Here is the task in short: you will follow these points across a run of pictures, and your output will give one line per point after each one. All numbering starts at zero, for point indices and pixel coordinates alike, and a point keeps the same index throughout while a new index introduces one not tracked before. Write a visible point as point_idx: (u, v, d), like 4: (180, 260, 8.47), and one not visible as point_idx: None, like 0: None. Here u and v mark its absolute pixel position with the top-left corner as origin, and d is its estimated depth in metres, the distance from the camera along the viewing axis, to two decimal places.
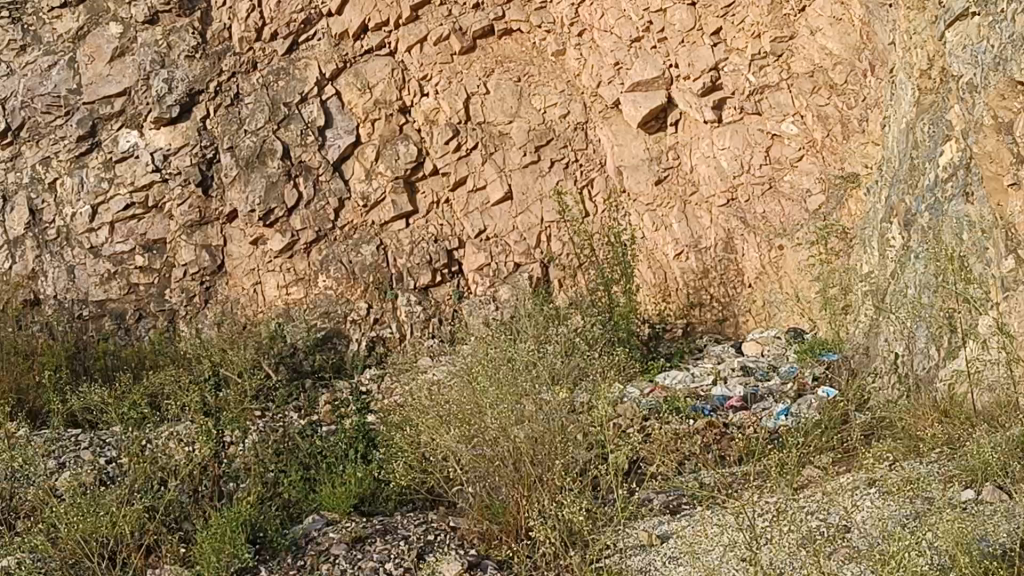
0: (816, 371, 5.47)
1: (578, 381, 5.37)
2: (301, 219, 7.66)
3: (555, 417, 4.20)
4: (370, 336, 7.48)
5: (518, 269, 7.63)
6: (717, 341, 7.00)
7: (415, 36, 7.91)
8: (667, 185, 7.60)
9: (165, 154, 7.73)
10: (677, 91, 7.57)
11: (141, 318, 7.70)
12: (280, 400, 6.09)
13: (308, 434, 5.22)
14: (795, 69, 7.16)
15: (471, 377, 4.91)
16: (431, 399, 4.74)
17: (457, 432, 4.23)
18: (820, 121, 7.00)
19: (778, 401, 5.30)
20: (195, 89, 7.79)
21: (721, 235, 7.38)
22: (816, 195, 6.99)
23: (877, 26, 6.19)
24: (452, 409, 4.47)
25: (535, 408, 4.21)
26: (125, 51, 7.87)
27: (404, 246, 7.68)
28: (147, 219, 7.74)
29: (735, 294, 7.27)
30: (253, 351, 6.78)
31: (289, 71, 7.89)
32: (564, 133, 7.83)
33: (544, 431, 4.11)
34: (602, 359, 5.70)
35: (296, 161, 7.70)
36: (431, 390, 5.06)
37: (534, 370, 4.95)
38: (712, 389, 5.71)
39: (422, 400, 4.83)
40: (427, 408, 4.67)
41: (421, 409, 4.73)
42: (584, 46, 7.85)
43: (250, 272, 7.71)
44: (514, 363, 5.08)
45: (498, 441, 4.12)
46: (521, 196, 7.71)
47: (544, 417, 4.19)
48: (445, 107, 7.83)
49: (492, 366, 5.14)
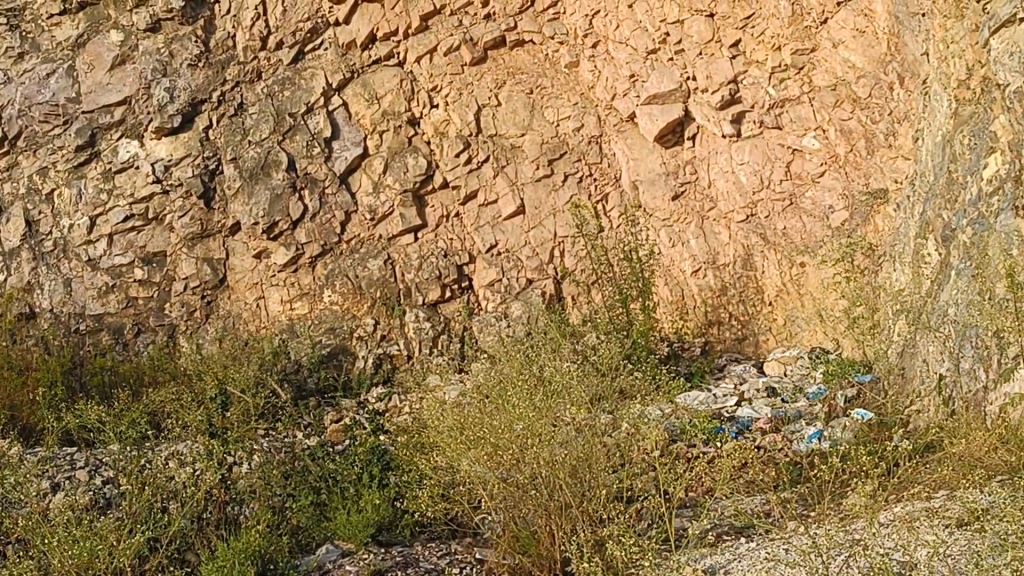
0: (848, 393, 5.24)
1: (603, 400, 5.13)
2: (306, 232, 7.41)
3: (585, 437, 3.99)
4: (377, 353, 7.16)
5: (530, 286, 7.36)
6: (737, 361, 6.75)
7: (425, 46, 7.71)
8: (684, 200, 7.35)
9: (166, 164, 7.50)
10: (694, 104, 7.34)
11: (139, 333, 7.40)
12: (286, 419, 5.83)
13: (317, 455, 4.96)
14: (817, 82, 7.01)
15: (490, 398, 4.65)
16: (447, 420, 4.48)
17: (475, 454, 3.98)
18: (843, 136, 6.85)
19: (810, 423, 5.06)
20: (198, 98, 7.58)
21: (739, 252, 7.14)
22: (840, 212, 6.80)
23: (909, 38, 6.03)
24: (469, 429, 4.23)
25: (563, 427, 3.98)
26: (126, 58, 7.66)
27: (411, 261, 7.42)
28: (147, 231, 7.49)
29: (755, 313, 7.01)
30: (256, 370, 6.50)
31: (295, 80, 7.67)
32: (577, 147, 7.60)
33: (577, 453, 3.89)
34: (623, 379, 5.47)
35: (302, 173, 7.47)
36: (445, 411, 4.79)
37: (555, 390, 4.70)
38: (737, 411, 5.48)
39: (438, 421, 4.58)
40: (444, 430, 4.42)
41: (437, 431, 4.47)
42: (598, 58, 7.64)
43: (253, 286, 7.42)
44: (535, 385, 4.83)
45: (524, 464, 3.88)
46: (533, 210, 7.47)
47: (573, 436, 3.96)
48: (455, 119, 7.62)
49: (510, 388, 4.90)
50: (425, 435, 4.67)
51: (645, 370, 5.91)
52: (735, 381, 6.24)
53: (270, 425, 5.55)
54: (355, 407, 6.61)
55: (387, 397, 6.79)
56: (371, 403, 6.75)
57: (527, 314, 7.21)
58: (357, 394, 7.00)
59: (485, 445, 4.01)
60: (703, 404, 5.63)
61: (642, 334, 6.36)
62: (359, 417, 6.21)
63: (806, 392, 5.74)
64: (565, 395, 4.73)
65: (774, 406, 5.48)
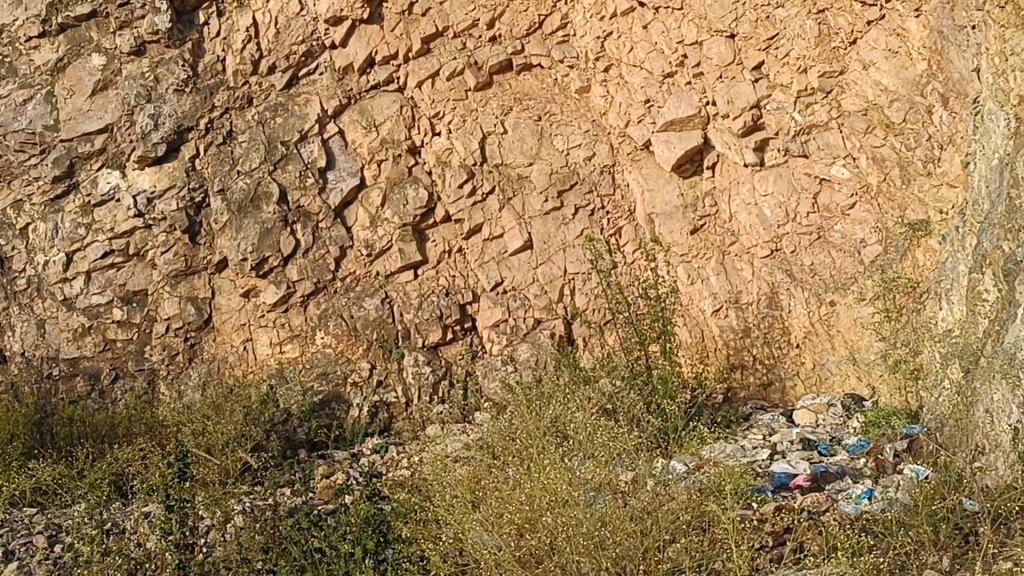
0: (898, 445, 4.69)
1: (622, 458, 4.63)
2: (298, 269, 6.89)
3: (604, 500, 3.82)
4: (373, 401, 6.65)
5: (539, 326, 6.83)
6: (764, 410, 6.20)
7: (427, 70, 7.25)
8: (703, 235, 6.86)
9: (149, 197, 7.01)
10: (713, 130, 6.90)
11: (117, 379, 6.88)
12: (269, 480, 5.24)
13: (311, 522, 4.36)
14: (846, 107, 6.57)
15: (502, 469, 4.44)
16: (458, 489, 4.29)
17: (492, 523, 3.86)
18: (875, 165, 6.39)
19: (857, 482, 4.54)
20: (184, 126, 7.10)
21: (763, 288, 6.62)
22: (873, 245, 6.33)
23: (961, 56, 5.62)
24: (484, 499, 4.09)
25: (580, 491, 3.85)
26: (108, 84, 7.18)
27: (411, 300, 6.87)
28: (127, 269, 6.98)
29: (781, 355, 6.48)
30: (242, 420, 5.99)
31: (288, 106, 7.18)
32: (589, 177, 7.10)
33: (601, 517, 3.72)
34: (643, 435, 4.98)
35: (294, 206, 6.97)
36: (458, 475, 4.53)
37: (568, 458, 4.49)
38: (771, 465, 4.96)
39: (445, 485, 4.39)
40: (453, 499, 4.21)
41: (444, 498, 4.25)
42: (611, 82, 7.18)
43: (240, 327, 6.89)
44: (549, 448, 4.63)
45: (544, 537, 3.75)
46: (542, 245, 6.96)
47: (592, 500, 3.81)
48: (458, 148, 7.13)
49: (526, 454, 4.68)
50: (428, 498, 4.43)
51: (658, 426, 5.37)
52: (765, 431, 5.71)
53: (251, 488, 5.03)
54: (349, 461, 6.10)
55: (383, 448, 6.27)
56: (365, 455, 6.23)
57: (535, 357, 6.67)
58: (352, 445, 6.44)
59: (501, 518, 3.87)
60: (733, 459, 5.09)
61: (663, 380, 5.78)
62: (351, 475, 5.65)
63: (846, 444, 5.24)
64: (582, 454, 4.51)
65: (811, 460, 4.96)
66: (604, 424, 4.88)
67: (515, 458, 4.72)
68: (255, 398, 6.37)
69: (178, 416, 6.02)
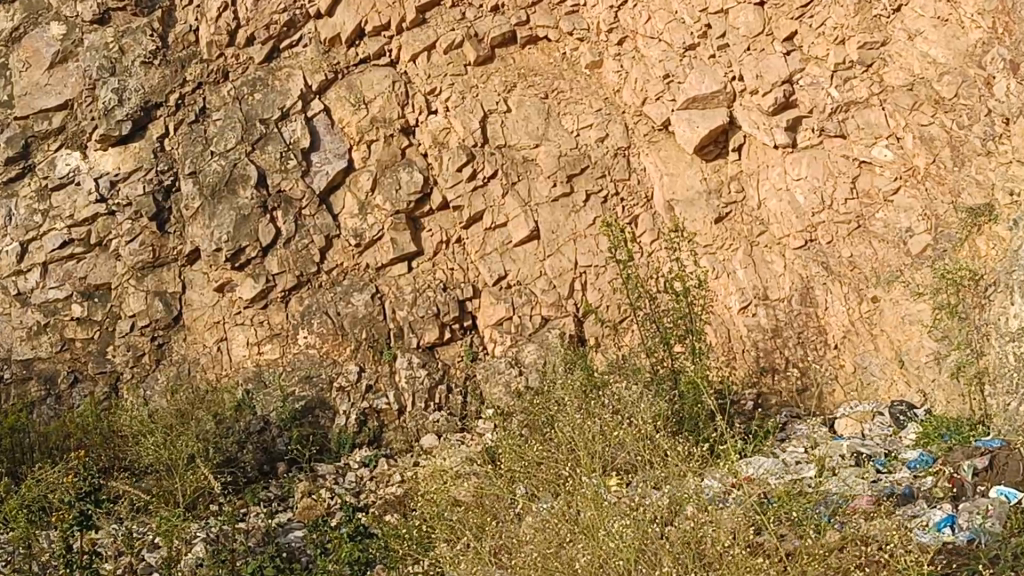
0: (977, 463, 4.05)
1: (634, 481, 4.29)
2: (278, 260, 6.17)
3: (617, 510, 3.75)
4: (362, 408, 5.90)
5: (546, 324, 6.12)
6: (801, 418, 5.50)
7: (422, 42, 6.59)
8: (729, 224, 6.18)
9: (112, 180, 6.30)
10: (740, 109, 6.21)
11: (75, 384, 6.09)
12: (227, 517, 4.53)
13: (288, 561, 4.28)
14: (889, 81, 5.92)
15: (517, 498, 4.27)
16: (465, 527, 4.17)
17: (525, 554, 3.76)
18: (923, 145, 5.72)
19: (933, 505, 3.87)
20: (152, 102, 6.41)
21: (796, 284, 5.94)
22: (919, 234, 5.65)
23: None
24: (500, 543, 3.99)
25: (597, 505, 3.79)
26: (68, 55, 6.48)
27: (405, 296, 6.17)
28: (89, 260, 6.27)
29: (816, 357, 5.79)
30: (210, 433, 5.32)
31: (267, 81, 6.49)
32: (601, 160, 6.41)
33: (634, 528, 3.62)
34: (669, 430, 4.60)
35: (274, 190, 6.25)
36: (473, 520, 4.22)
37: (584, 479, 4.15)
38: (823, 483, 4.27)
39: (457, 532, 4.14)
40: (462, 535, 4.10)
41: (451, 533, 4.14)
42: (626, 56, 6.52)
43: (214, 325, 6.16)
44: (556, 462, 4.51)
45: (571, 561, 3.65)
46: (550, 235, 6.26)
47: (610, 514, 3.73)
48: (457, 127, 6.43)
49: (535, 471, 4.56)
50: (435, 545, 4.13)
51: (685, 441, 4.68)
52: (806, 444, 5.02)
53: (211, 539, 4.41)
54: (334, 478, 5.44)
55: (373, 460, 5.63)
56: (353, 469, 5.58)
57: (543, 359, 5.96)
58: (337, 456, 5.75)
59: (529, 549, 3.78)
60: (776, 476, 4.47)
61: (693, 387, 5.05)
62: (335, 505, 5.01)
63: (906, 460, 4.55)
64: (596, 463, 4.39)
65: (871, 480, 4.26)
66: (619, 435, 4.52)
67: (524, 473, 4.59)
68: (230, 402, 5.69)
69: (126, 424, 5.29)
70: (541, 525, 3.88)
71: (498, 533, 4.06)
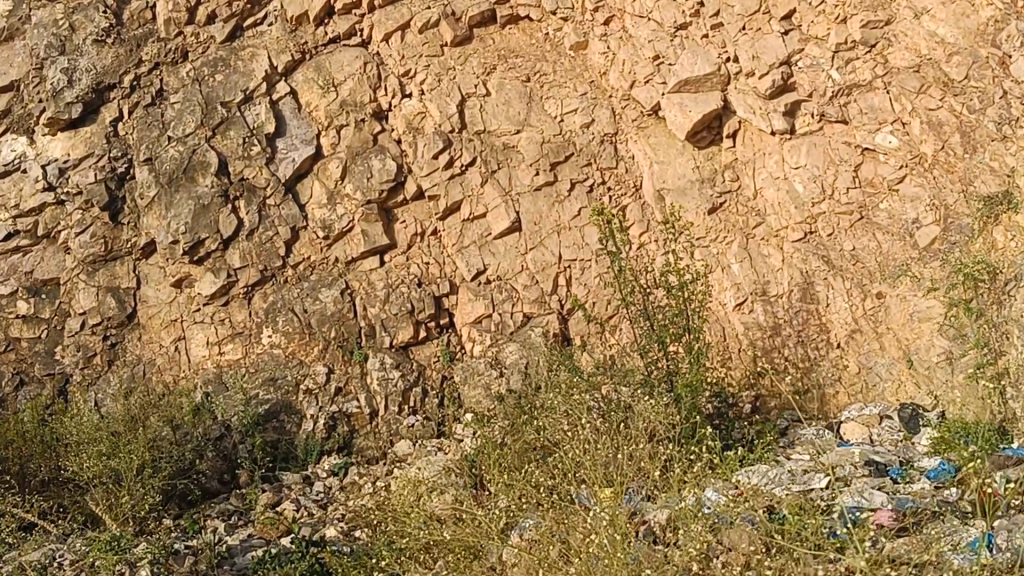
0: (1010, 473, 3.71)
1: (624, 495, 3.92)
2: (240, 254, 5.73)
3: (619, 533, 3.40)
4: (331, 412, 5.46)
5: (528, 323, 5.70)
6: (802, 423, 5.10)
7: (396, 21, 6.17)
8: (723, 215, 5.78)
9: (60, 167, 5.85)
10: (735, 92, 5.83)
11: (20, 386, 5.60)
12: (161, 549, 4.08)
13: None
14: (894, 63, 5.58)
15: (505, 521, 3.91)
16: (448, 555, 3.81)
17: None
18: (930, 130, 5.39)
19: (965, 524, 3.52)
20: (104, 83, 5.97)
21: (796, 279, 5.55)
22: (927, 226, 5.31)
23: None
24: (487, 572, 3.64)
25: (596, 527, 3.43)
26: (14, 33, 6.12)
27: (377, 292, 5.74)
28: (36, 253, 5.82)
29: (819, 357, 5.38)
30: (165, 443, 4.91)
31: (230, 62, 6.05)
32: (586, 147, 6.01)
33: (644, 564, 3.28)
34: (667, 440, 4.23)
35: (236, 178, 5.81)
36: (450, 547, 3.84)
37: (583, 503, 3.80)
38: (836, 498, 3.88)
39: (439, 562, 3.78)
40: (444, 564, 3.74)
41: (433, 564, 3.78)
42: (612, 37, 6.13)
43: (172, 323, 5.72)
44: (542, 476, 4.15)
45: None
46: (532, 227, 5.84)
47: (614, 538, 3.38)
48: (433, 111, 6.00)
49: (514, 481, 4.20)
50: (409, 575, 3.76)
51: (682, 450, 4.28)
52: (812, 453, 4.64)
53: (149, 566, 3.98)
54: (300, 489, 5.03)
55: (342, 469, 5.20)
56: (321, 479, 5.16)
57: (525, 359, 5.55)
58: (304, 464, 5.29)
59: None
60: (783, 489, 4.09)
61: (689, 390, 4.58)
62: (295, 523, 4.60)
63: (924, 470, 4.20)
64: (590, 474, 4.02)
65: (888, 495, 3.87)
66: (612, 448, 4.15)
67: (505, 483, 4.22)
68: (188, 406, 5.28)
69: (66, 430, 4.86)
70: (534, 561, 3.49)
71: (481, 570, 3.68)
